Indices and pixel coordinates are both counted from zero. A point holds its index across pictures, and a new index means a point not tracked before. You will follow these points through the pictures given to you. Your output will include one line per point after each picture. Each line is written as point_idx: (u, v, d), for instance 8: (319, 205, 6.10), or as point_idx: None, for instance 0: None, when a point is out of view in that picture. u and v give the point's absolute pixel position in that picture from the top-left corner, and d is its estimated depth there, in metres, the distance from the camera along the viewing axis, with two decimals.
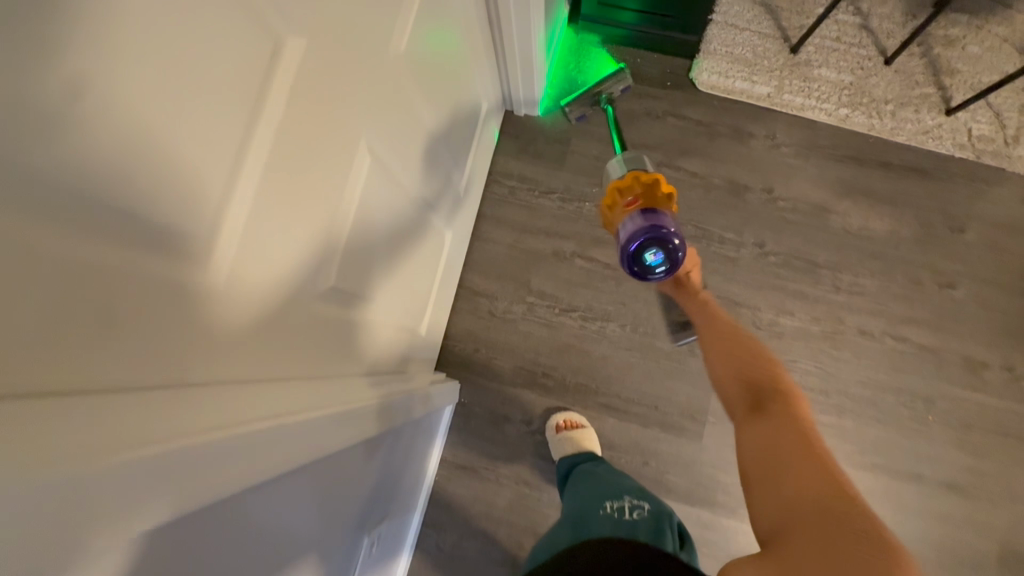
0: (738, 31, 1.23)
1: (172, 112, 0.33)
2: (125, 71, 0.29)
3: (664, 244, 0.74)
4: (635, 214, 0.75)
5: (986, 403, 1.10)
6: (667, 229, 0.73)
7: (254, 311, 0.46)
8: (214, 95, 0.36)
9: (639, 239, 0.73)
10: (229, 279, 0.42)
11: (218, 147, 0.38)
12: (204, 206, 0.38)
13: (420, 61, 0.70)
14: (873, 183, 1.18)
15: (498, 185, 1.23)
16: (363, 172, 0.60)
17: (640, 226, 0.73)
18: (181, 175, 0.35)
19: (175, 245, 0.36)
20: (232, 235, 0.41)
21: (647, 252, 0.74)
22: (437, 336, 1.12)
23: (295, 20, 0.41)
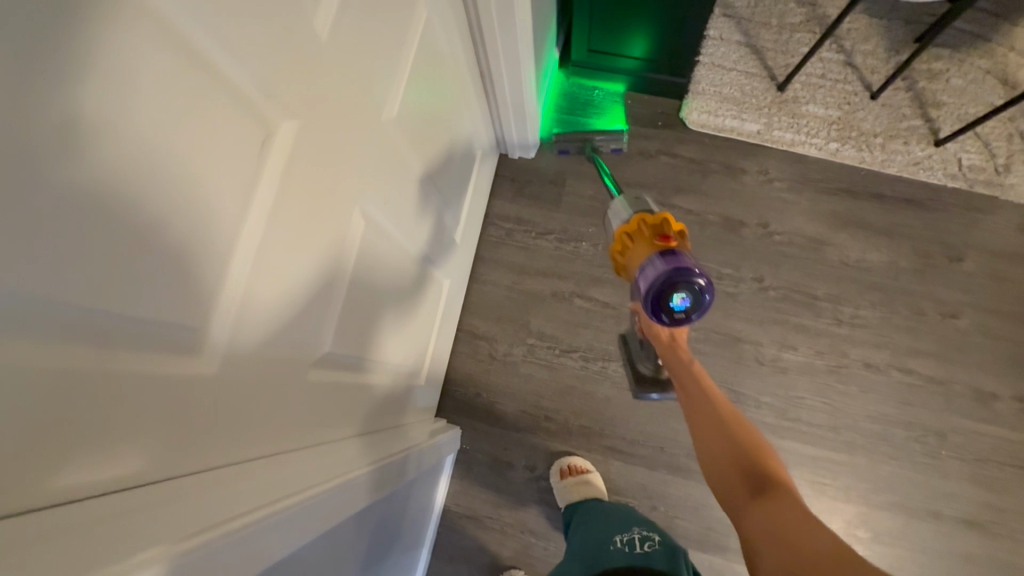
0: (725, 71, 1.26)
1: (159, 217, 0.33)
2: (118, 186, 0.30)
3: (688, 287, 0.68)
4: (654, 256, 0.70)
5: (998, 435, 1.07)
6: (690, 269, 0.67)
7: (250, 391, 0.46)
8: (205, 190, 0.37)
9: (661, 284, 0.67)
10: (223, 362, 0.42)
11: (209, 242, 0.38)
12: (199, 294, 0.38)
13: (413, 121, 0.71)
14: (868, 215, 1.19)
15: (494, 229, 1.24)
16: (357, 235, 0.61)
17: (662, 269, 0.68)
18: (170, 275, 0.35)
19: (172, 339, 0.37)
20: (227, 316, 0.42)
21: (674, 298, 0.69)
22: (436, 382, 1.11)
23: (287, 107, 0.43)
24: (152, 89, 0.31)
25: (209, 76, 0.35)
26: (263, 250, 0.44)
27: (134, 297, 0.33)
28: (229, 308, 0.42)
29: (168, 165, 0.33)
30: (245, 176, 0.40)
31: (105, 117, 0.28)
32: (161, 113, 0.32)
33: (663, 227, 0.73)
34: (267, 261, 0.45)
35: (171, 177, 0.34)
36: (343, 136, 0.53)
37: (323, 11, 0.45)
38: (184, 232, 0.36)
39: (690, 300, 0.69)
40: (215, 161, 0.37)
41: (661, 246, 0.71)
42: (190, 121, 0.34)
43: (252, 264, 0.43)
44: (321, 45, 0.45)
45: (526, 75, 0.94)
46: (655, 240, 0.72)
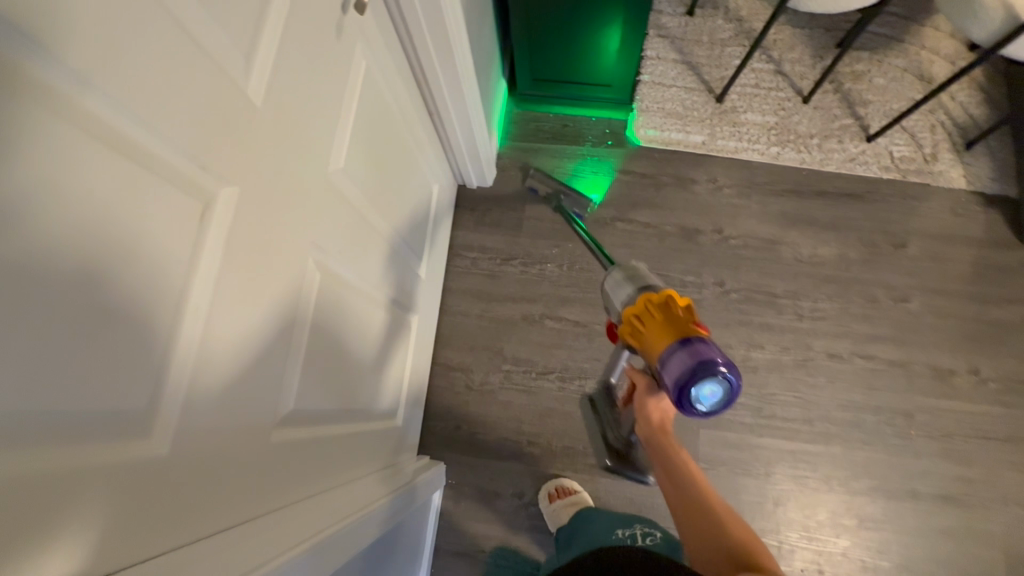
0: (666, 88, 1.32)
1: (93, 302, 0.33)
2: (47, 273, 0.30)
3: (716, 379, 0.59)
4: (673, 347, 0.61)
5: (960, 408, 1.11)
6: (715, 360, 0.58)
7: (208, 461, 0.45)
8: (140, 266, 0.37)
9: (687, 381, 0.59)
10: (177, 439, 0.41)
11: (149, 319, 0.38)
12: (144, 372, 0.38)
13: (363, 167, 0.72)
14: (813, 212, 1.24)
15: (459, 259, 1.25)
16: (310, 289, 0.60)
17: (685, 363, 0.59)
18: (110, 358, 0.35)
19: (121, 421, 0.37)
20: (178, 389, 0.41)
21: (697, 392, 0.60)
22: (415, 419, 1.10)
23: (224, 175, 0.43)
24: (73, 174, 0.31)
25: (134, 156, 0.35)
26: (210, 319, 0.44)
27: (74, 387, 0.33)
28: (180, 381, 0.41)
29: (96, 248, 0.33)
30: (185, 247, 0.41)
31: (31, 207, 0.29)
32: (85, 199, 0.32)
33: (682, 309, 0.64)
34: (215, 327, 0.44)
35: (102, 260, 0.34)
36: (287, 193, 0.53)
37: (255, 77, 0.46)
38: (120, 311, 0.36)
39: (717, 391, 0.60)
40: (148, 236, 0.37)
41: (680, 333, 0.62)
42: (116, 201, 0.34)
43: (200, 332, 0.43)
44: (254, 110, 0.46)
45: (471, 103, 0.96)
46: (673, 331, 0.62)
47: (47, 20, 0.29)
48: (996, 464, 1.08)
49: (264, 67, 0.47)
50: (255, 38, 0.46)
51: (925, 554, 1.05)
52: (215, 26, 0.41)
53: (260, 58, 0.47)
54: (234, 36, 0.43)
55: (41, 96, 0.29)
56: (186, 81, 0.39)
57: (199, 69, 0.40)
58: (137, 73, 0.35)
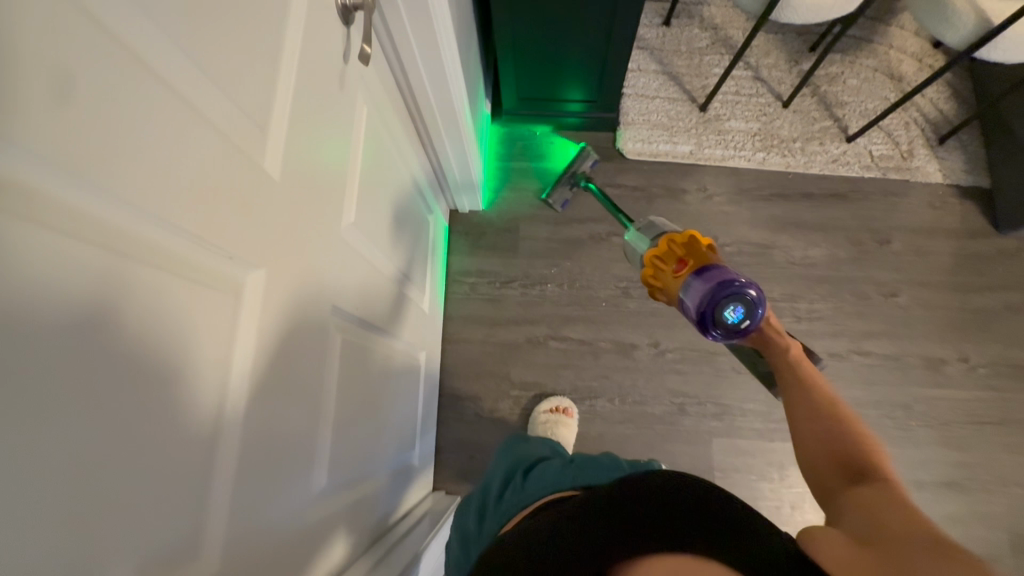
0: (649, 100, 1.33)
1: (135, 413, 0.34)
2: (97, 400, 0.31)
3: (740, 298, 0.67)
4: (694, 278, 0.69)
5: (955, 396, 1.14)
6: (736, 280, 0.66)
7: (253, 541, 0.45)
8: (180, 367, 0.38)
9: (712, 301, 0.66)
10: (226, 524, 0.42)
11: (188, 414, 0.38)
12: (192, 468, 0.39)
13: (371, 215, 0.71)
14: (801, 214, 1.27)
15: (458, 287, 1.23)
16: (336, 349, 0.61)
17: (707, 287, 0.67)
18: (154, 463, 0.35)
19: (175, 520, 0.37)
20: (222, 477, 0.42)
21: (723, 313, 0.67)
22: (429, 455, 1.08)
23: (251, 260, 0.44)
24: (116, 296, 0.32)
25: (163, 259, 0.36)
26: (248, 400, 0.45)
27: (124, 500, 0.33)
28: (223, 467, 0.42)
29: (133, 359, 0.34)
30: (220, 337, 0.42)
31: (75, 340, 0.29)
32: (129, 318, 0.33)
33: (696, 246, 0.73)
34: (253, 407, 0.45)
35: (147, 368, 0.35)
36: (309, 259, 0.54)
37: (270, 150, 0.47)
38: (160, 414, 0.36)
39: (741, 309, 0.67)
40: (179, 333, 0.38)
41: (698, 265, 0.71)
42: (149, 308, 0.35)
43: (236, 414, 0.43)
44: (272, 185, 0.47)
45: (464, 136, 0.96)
46: (688, 264, 0.72)
47: (80, 144, 0.29)
48: (992, 449, 1.11)
49: (280, 144, 0.48)
50: (266, 113, 0.46)
51: None
52: (233, 109, 0.41)
53: (273, 131, 0.47)
54: (251, 118, 0.44)
55: (71, 220, 0.29)
56: (210, 171, 0.39)
57: (220, 156, 0.40)
58: (164, 176, 0.35)
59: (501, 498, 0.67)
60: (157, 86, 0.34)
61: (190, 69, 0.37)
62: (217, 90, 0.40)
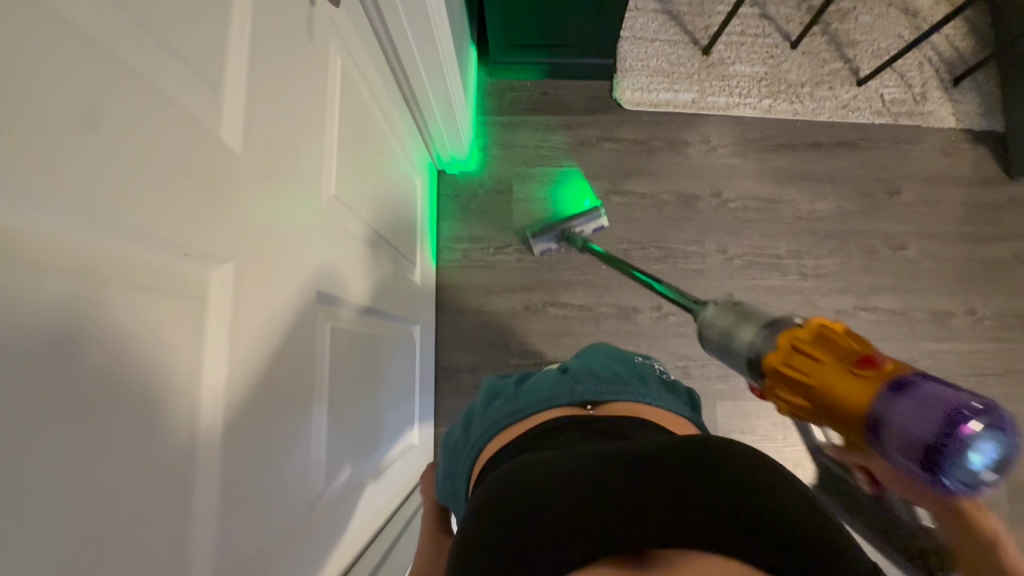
0: (648, 43, 1.22)
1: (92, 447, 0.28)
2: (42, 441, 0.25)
3: (981, 426, 0.38)
4: (884, 403, 0.41)
5: (960, 348, 1.13)
6: (961, 401, 0.39)
7: (247, 563, 0.40)
8: (146, 384, 0.32)
9: (940, 440, 0.39)
10: (219, 554, 0.37)
11: (159, 437, 0.33)
12: (171, 496, 0.33)
13: (353, 182, 0.63)
14: (809, 165, 1.20)
15: (449, 256, 1.16)
16: (324, 337, 0.55)
17: (914, 416, 0.40)
18: (126, 501, 0.30)
19: (157, 562, 0.32)
20: (209, 503, 0.37)
21: (968, 458, 0.38)
22: (428, 429, 1.05)
23: (217, 248, 0.37)
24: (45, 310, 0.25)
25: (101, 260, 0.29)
26: (229, 414, 0.39)
27: (88, 551, 0.27)
28: (207, 490, 0.36)
29: (82, 381, 0.27)
30: (188, 344, 0.35)
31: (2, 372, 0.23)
32: (68, 332, 0.27)
33: (838, 341, 0.47)
34: (235, 420, 0.40)
35: (104, 390, 0.29)
36: (286, 240, 0.47)
37: (228, 114, 0.39)
38: (126, 442, 0.30)
39: (997, 450, 0.38)
40: (137, 344, 0.31)
41: (876, 370, 0.43)
42: (92, 319, 0.28)
43: (216, 428, 0.38)
44: (236, 158, 0.39)
45: (450, 89, 0.89)
46: (847, 368, 0.45)
47: None
48: (993, 399, 1.11)
49: (238, 105, 0.40)
50: (220, 68, 0.38)
51: None
52: (174, 64, 0.33)
53: (230, 93, 0.39)
54: (201, 76, 0.36)
55: None
56: (153, 143, 0.31)
57: (164, 124, 0.32)
58: (90, 150, 0.27)
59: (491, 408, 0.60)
60: (68, 33, 0.26)
61: (110, 9, 0.29)
62: (150, 39, 0.31)
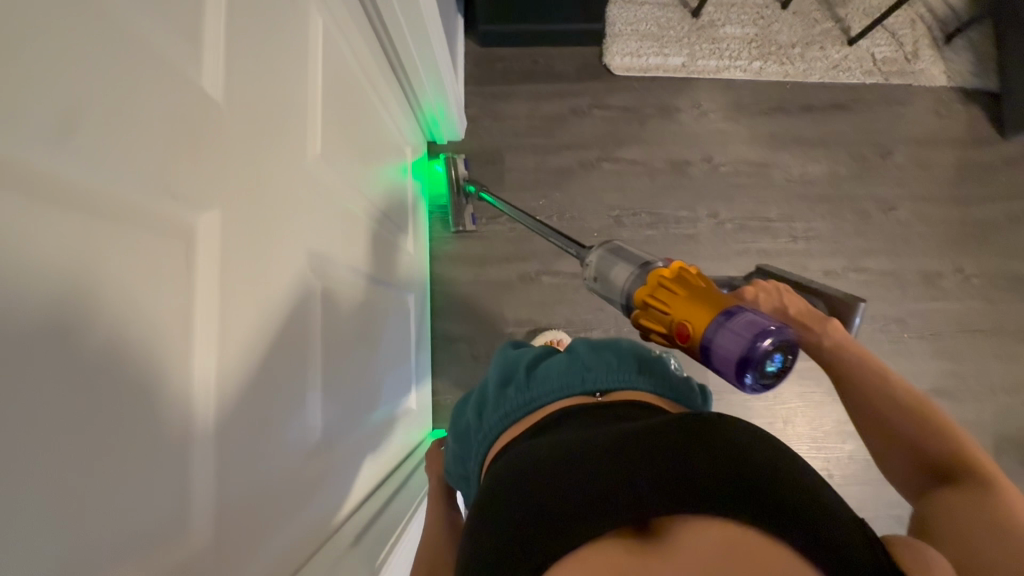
0: (638, 7, 1.20)
1: (88, 384, 0.29)
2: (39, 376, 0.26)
3: (773, 344, 0.48)
4: (713, 338, 0.50)
5: (949, 306, 1.14)
6: (760, 327, 0.48)
7: (246, 517, 0.42)
8: (141, 329, 0.33)
9: (751, 360, 0.48)
10: (217, 499, 0.39)
11: (154, 381, 0.34)
12: (169, 440, 0.35)
13: (340, 143, 0.64)
14: (800, 128, 1.20)
15: (442, 227, 1.17)
16: (317, 294, 0.56)
17: (733, 347, 0.48)
18: (126, 439, 0.31)
19: (160, 497, 0.34)
20: (205, 449, 0.38)
21: (765, 364, 0.48)
22: (426, 397, 1.07)
23: (202, 199, 0.38)
24: (37, 251, 0.26)
25: (89, 203, 0.29)
26: (221, 364, 0.40)
27: (87, 486, 0.29)
28: (202, 439, 0.38)
29: (82, 318, 0.29)
30: (179, 293, 0.36)
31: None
32: (63, 275, 0.27)
33: (676, 286, 0.55)
34: (228, 370, 0.41)
35: (98, 332, 0.30)
36: (272, 197, 0.47)
37: (208, 64, 0.39)
38: (121, 382, 0.31)
39: (782, 354, 0.49)
40: (129, 292, 0.32)
41: (711, 303, 0.52)
42: (85, 261, 0.29)
43: (209, 377, 0.39)
44: (216, 115, 0.39)
45: (436, 52, 0.88)
46: (679, 321, 0.52)
47: None
48: (982, 355, 1.13)
49: (217, 57, 0.40)
50: (198, 18, 0.38)
51: None
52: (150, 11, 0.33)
53: (209, 47, 0.39)
54: (177, 25, 0.36)
55: None
56: (132, 91, 0.31)
57: (141, 70, 0.32)
58: (69, 95, 0.27)
59: (501, 397, 0.58)
60: None
61: None
62: None
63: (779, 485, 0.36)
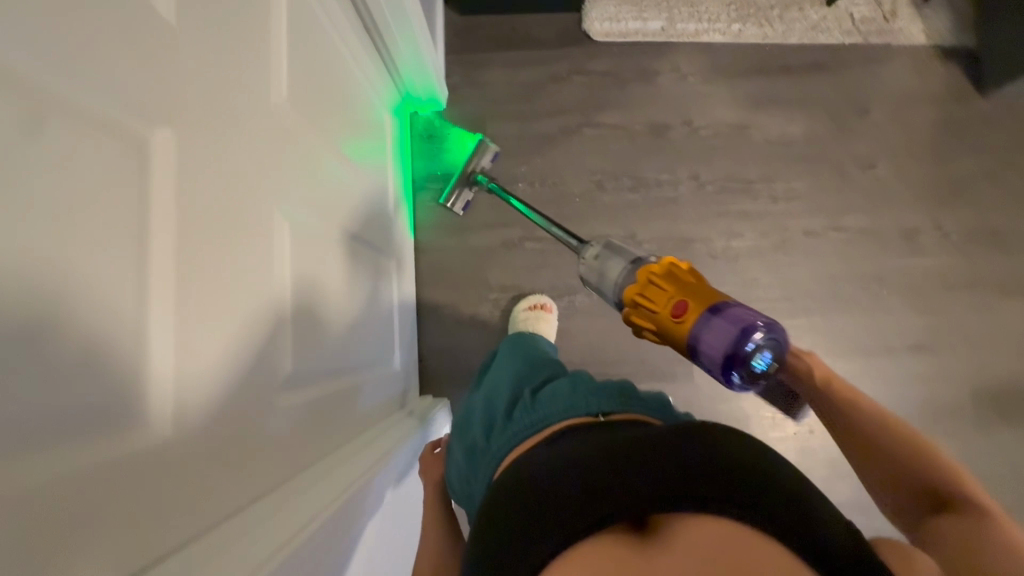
0: None
1: (37, 265, 0.29)
2: None
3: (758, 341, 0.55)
4: (703, 331, 0.56)
5: (927, 263, 1.16)
6: (748, 327, 0.54)
7: (210, 435, 0.43)
8: (94, 231, 0.33)
9: (736, 353, 0.54)
10: (178, 413, 0.40)
11: (108, 286, 0.34)
12: (121, 346, 0.35)
13: (306, 94, 0.64)
14: (779, 89, 1.20)
15: (427, 196, 1.18)
16: (284, 236, 0.57)
17: (721, 340, 0.54)
18: (77, 334, 0.32)
19: (115, 399, 0.35)
20: (162, 362, 0.39)
21: (749, 360, 0.55)
22: (409, 360, 1.09)
23: (155, 115, 0.38)
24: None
25: (36, 93, 0.29)
26: (181, 283, 0.41)
27: (38, 372, 0.29)
28: (161, 352, 0.39)
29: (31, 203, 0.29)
30: (133, 204, 0.36)
31: None
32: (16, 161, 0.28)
33: (671, 278, 0.60)
34: (188, 289, 0.41)
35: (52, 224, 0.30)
36: (232, 130, 0.48)
37: None
38: (73, 279, 0.32)
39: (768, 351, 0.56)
40: (79, 189, 0.32)
41: (702, 299, 0.58)
42: (37, 151, 0.29)
43: (167, 293, 0.39)
44: (172, 40, 0.40)
45: (409, 13, 0.88)
46: (671, 310, 0.58)
47: None
48: (960, 309, 1.15)
49: None
50: None
51: (903, 402, 1.14)
52: None
53: None
54: None
55: None
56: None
57: None
58: None
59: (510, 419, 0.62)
60: None
61: None
62: None
63: (776, 487, 0.41)
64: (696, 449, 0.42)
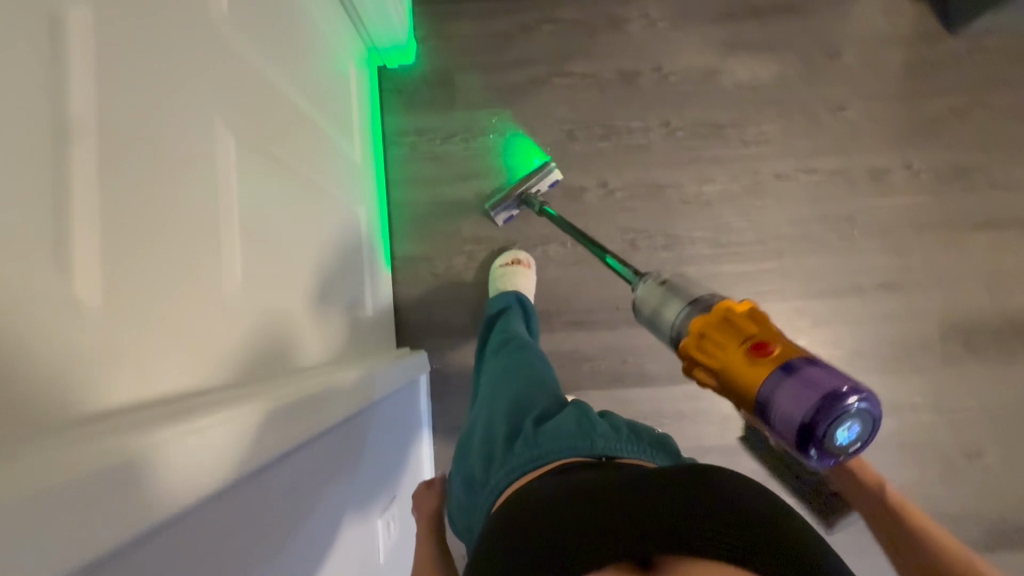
0: None
1: None
2: None
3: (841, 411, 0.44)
4: (773, 391, 0.46)
5: (897, 202, 1.17)
6: (830, 391, 0.44)
7: (150, 321, 0.43)
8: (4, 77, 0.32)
9: (812, 422, 0.44)
10: (112, 289, 0.39)
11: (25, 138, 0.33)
12: (44, 203, 0.34)
13: (248, 15, 0.64)
14: (749, 33, 1.19)
15: (397, 149, 1.18)
16: (228, 149, 0.57)
17: (796, 404, 0.44)
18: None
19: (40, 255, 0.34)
20: (93, 233, 0.38)
21: (831, 433, 0.45)
22: (382, 309, 1.10)
23: None
24: None
25: None
26: (110, 157, 0.40)
27: None
28: (88, 220, 0.38)
29: None
30: (48, 62, 0.35)
31: None
32: None
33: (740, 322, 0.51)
34: (118, 166, 0.41)
35: None
36: (161, 26, 0.47)
37: None
38: None
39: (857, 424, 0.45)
40: None
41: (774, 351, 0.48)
42: None
43: (92, 163, 0.38)
44: None
45: None
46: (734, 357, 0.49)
47: None
48: (930, 248, 1.16)
49: None
50: None
51: (873, 340, 1.16)
52: None
53: None
54: None
55: None
56: None
57: None
58: None
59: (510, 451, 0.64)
60: None
61: None
62: None
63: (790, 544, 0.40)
64: (704, 495, 0.44)
